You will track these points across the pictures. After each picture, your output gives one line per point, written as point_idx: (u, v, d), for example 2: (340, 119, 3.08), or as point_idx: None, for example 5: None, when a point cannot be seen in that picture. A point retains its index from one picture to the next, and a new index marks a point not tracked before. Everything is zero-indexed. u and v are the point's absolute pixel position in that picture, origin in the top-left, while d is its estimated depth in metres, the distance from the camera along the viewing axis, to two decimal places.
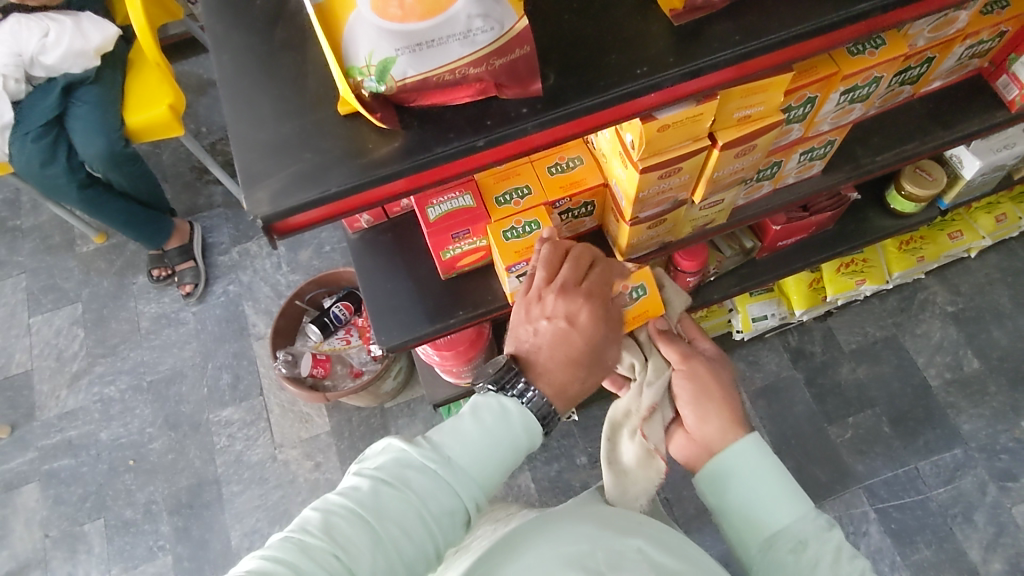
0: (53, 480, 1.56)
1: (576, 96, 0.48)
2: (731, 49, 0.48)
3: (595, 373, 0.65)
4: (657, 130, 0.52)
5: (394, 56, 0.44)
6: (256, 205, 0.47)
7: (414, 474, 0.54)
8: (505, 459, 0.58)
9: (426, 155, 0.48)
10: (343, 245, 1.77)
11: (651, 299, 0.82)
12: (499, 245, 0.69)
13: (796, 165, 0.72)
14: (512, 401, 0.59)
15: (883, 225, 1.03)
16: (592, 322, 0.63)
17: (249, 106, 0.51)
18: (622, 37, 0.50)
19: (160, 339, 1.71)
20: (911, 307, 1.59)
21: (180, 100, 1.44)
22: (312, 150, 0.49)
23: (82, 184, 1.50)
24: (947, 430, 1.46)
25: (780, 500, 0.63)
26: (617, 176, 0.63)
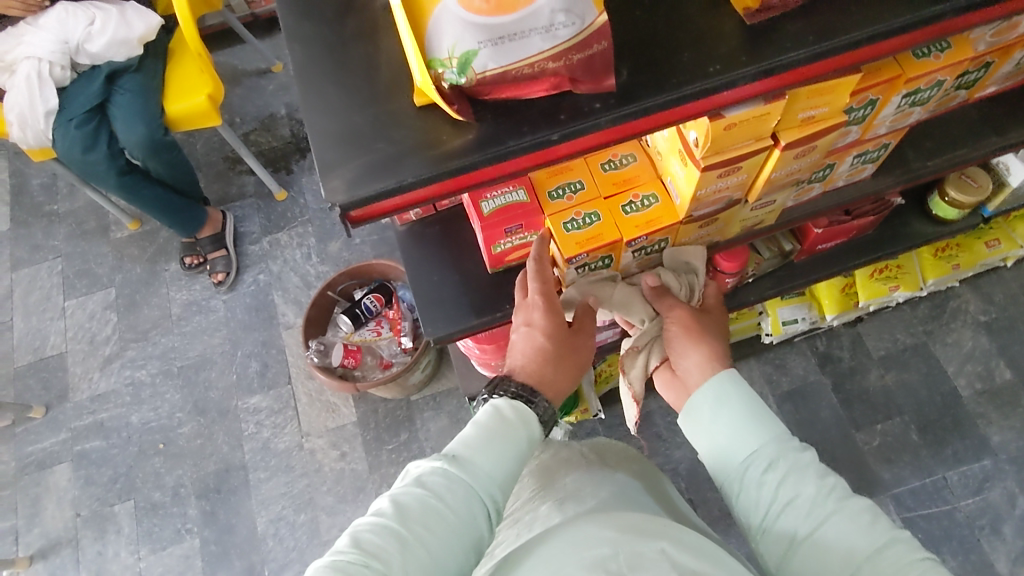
0: (85, 461, 1.60)
1: (649, 93, 0.48)
2: (808, 48, 0.48)
3: (573, 363, 0.70)
4: (723, 128, 0.52)
5: (477, 49, 0.45)
6: (332, 193, 0.48)
7: (430, 477, 0.55)
8: (517, 451, 0.60)
9: (499, 148, 0.48)
10: (372, 237, 1.79)
11: (667, 209, 0.67)
12: (560, 236, 0.67)
13: (848, 168, 0.71)
14: (504, 398, 0.63)
15: (924, 231, 1.02)
16: (545, 317, 0.70)
17: (320, 94, 0.51)
18: (695, 35, 0.50)
19: (190, 325, 1.73)
20: (942, 315, 1.57)
21: (218, 90, 1.46)
22: (384, 140, 0.50)
23: (121, 171, 1.52)
24: (976, 440, 1.45)
25: (753, 425, 0.62)
26: (673, 174, 0.63)
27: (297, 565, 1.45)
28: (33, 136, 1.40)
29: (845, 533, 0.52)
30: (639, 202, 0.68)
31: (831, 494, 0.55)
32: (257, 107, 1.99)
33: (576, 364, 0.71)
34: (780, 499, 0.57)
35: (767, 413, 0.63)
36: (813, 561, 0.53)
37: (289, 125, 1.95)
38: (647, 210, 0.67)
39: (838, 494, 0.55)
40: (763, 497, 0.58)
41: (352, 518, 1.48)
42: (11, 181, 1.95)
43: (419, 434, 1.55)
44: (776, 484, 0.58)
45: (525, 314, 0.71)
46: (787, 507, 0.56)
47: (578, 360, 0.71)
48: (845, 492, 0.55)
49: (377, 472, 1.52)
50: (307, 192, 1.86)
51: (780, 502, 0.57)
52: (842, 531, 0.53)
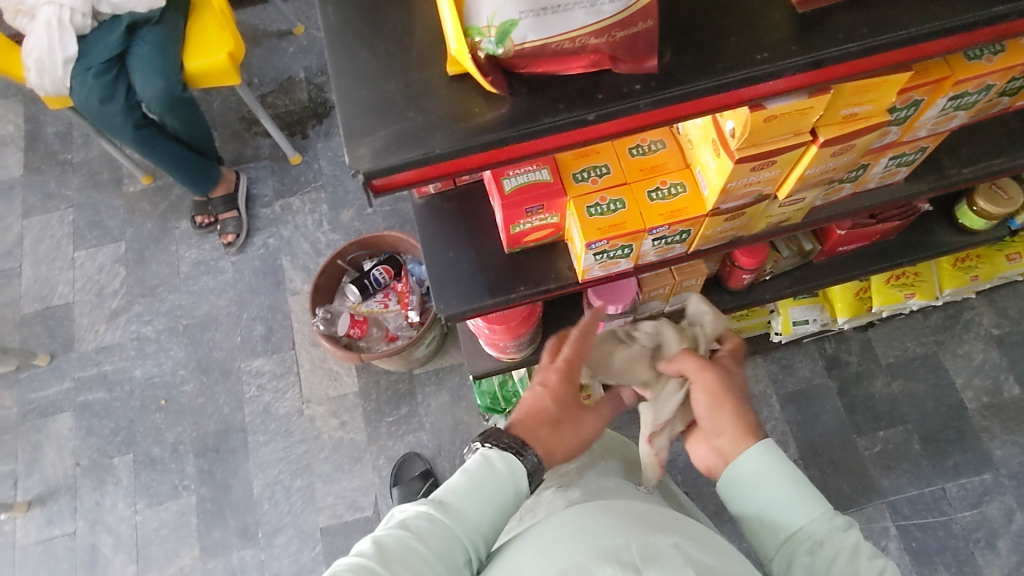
0: (86, 411, 1.60)
1: (691, 78, 0.46)
2: (862, 41, 0.46)
3: (570, 434, 0.71)
4: (763, 119, 0.50)
5: (517, 19, 0.43)
6: (357, 160, 0.47)
7: (414, 520, 0.58)
8: (502, 502, 0.63)
9: (532, 125, 0.47)
10: (384, 208, 1.78)
11: (694, 199, 0.65)
12: (581, 220, 0.64)
13: (881, 170, 0.69)
14: (495, 450, 0.65)
15: (948, 241, 1.00)
16: (561, 385, 0.73)
17: (351, 59, 0.50)
18: (743, 19, 0.48)
19: (197, 285, 1.73)
20: (954, 325, 1.56)
21: (238, 48, 1.46)
22: (415, 109, 0.48)
23: (137, 124, 1.50)
24: (978, 454, 1.44)
25: (801, 499, 0.65)
26: (703, 164, 0.61)
27: (291, 530, 1.47)
28: (49, 83, 1.37)
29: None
30: (666, 189, 0.65)
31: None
32: (276, 69, 1.97)
33: (574, 435, 0.72)
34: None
35: (809, 490, 0.65)
36: None
37: (306, 90, 1.93)
38: (674, 197, 0.65)
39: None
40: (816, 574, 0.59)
41: (348, 487, 1.49)
42: (26, 126, 1.93)
43: (420, 409, 1.55)
44: (829, 561, 0.59)
45: (545, 372, 0.74)
46: None
47: (578, 430, 0.72)
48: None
49: (375, 444, 1.53)
50: (322, 158, 1.85)
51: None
52: None
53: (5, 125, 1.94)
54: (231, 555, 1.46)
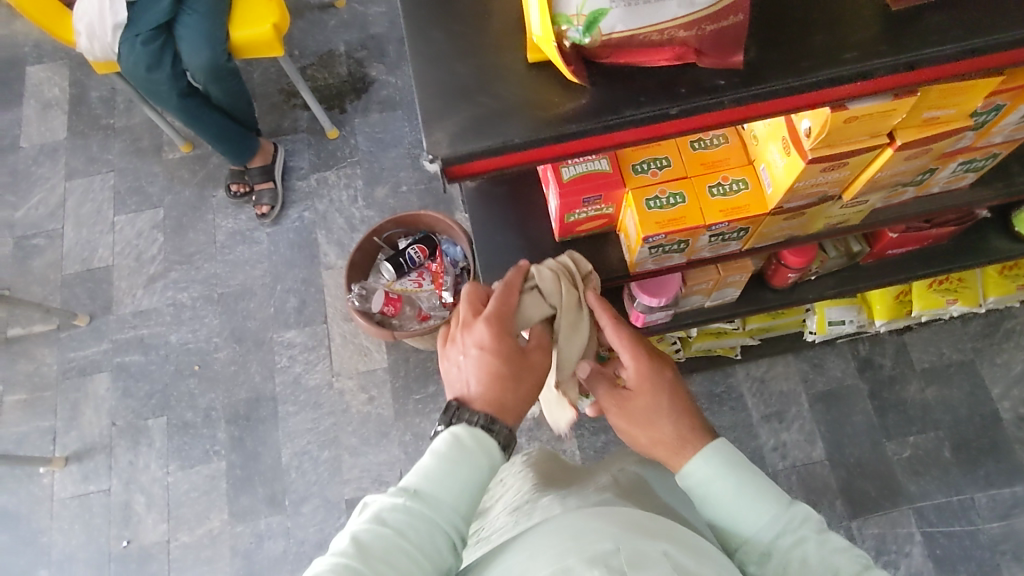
0: (123, 373, 1.65)
1: (777, 76, 0.45)
2: (957, 43, 0.44)
3: (529, 385, 0.70)
4: (843, 120, 0.49)
5: (607, 8, 0.42)
6: (434, 145, 0.46)
7: (389, 514, 0.56)
8: (479, 481, 0.61)
9: (614, 118, 0.45)
10: (420, 187, 1.79)
11: (757, 196, 0.64)
12: (640, 213, 0.63)
13: (949, 175, 0.67)
14: (462, 425, 0.63)
15: (1003, 248, 0.97)
16: (496, 342, 0.69)
17: (427, 43, 0.49)
18: (832, 15, 0.46)
19: (233, 254, 1.75)
20: (994, 333, 1.53)
21: (283, 20, 1.46)
22: (491, 97, 0.47)
23: (182, 93, 1.51)
24: (1010, 465, 1.42)
25: (749, 506, 0.64)
26: (770, 161, 0.60)
27: (317, 499, 1.50)
28: (99, 49, 1.39)
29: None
30: (728, 185, 0.64)
31: None
32: (317, 42, 1.97)
33: (530, 384, 0.70)
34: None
35: (759, 493, 0.64)
36: None
37: (346, 64, 1.93)
38: (737, 194, 0.64)
39: None
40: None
41: (374, 461, 1.52)
42: (71, 90, 1.96)
43: (447, 388, 1.56)
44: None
45: (476, 334, 0.70)
46: None
47: (531, 378, 0.71)
48: None
49: (402, 420, 1.55)
50: (359, 134, 1.85)
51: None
52: None
53: (51, 88, 1.97)
54: (258, 520, 1.49)
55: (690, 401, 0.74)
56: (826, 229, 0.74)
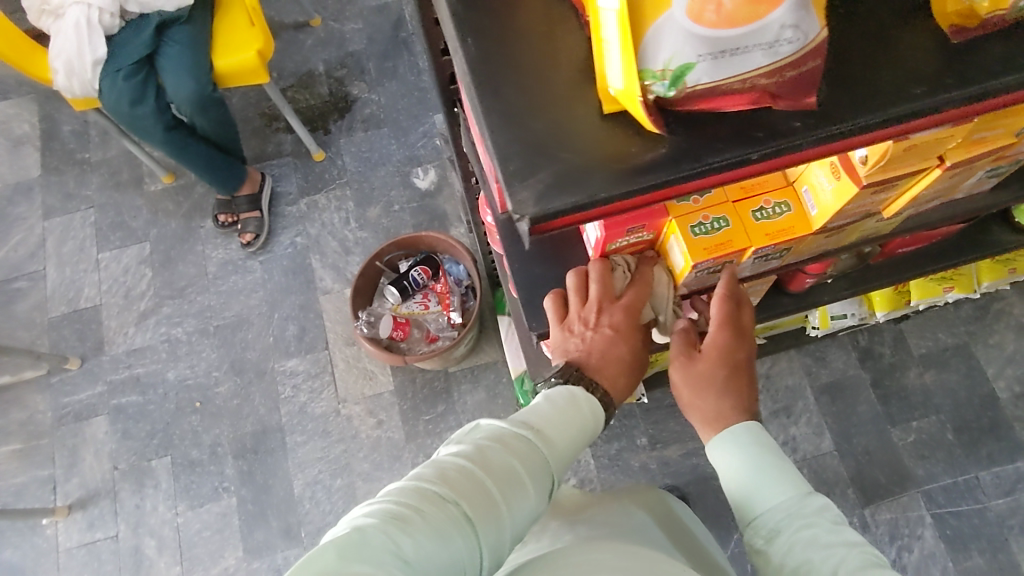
0: (121, 415, 1.60)
1: (853, 114, 0.44)
2: (1020, 73, 0.45)
3: (638, 372, 0.72)
4: (904, 148, 0.51)
5: (695, 63, 0.40)
6: (520, 205, 0.42)
7: (510, 438, 0.56)
8: (579, 436, 0.62)
9: (694, 165, 0.43)
10: (412, 205, 1.77)
11: (800, 217, 0.65)
12: (687, 240, 0.64)
13: (978, 183, 0.68)
14: (582, 390, 0.65)
15: (1008, 239, 1.00)
16: (628, 330, 0.72)
17: (495, 94, 0.45)
18: (894, 50, 0.46)
19: (226, 285, 1.71)
20: (986, 316, 1.57)
21: (268, 46, 1.42)
22: (570, 149, 0.44)
23: (168, 126, 1.47)
24: (1011, 443, 1.47)
25: (769, 484, 0.64)
26: (816, 184, 0.61)
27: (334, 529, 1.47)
28: (78, 85, 1.33)
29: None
30: (771, 208, 0.65)
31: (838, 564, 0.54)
32: (295, 63, 1.94)
33: (640, 369, 0.73)
34: (786, 565, 0.58)
35: (787, 473, 0.64)
36: None
37: (327, 84, 1.90)
38: (780, 216, 0.65)
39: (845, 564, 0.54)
40: (773, 562, 0.59)
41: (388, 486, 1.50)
42: (41, 126, 1.90)
43: (456, 407, 1.55)
44: (784, 551, 0.59)
45: (608, 317, 0.71)
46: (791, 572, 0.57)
47: (643, 364, 0.73)
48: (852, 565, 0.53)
49: (413, 442, 1.53)
50: (346, 154, 1.83)
51: (787, 571, 0.57)
52: None
53: (20, 124, 1.90)
54: (275, 555, 1.46)
55: (749, 381, 0.72)
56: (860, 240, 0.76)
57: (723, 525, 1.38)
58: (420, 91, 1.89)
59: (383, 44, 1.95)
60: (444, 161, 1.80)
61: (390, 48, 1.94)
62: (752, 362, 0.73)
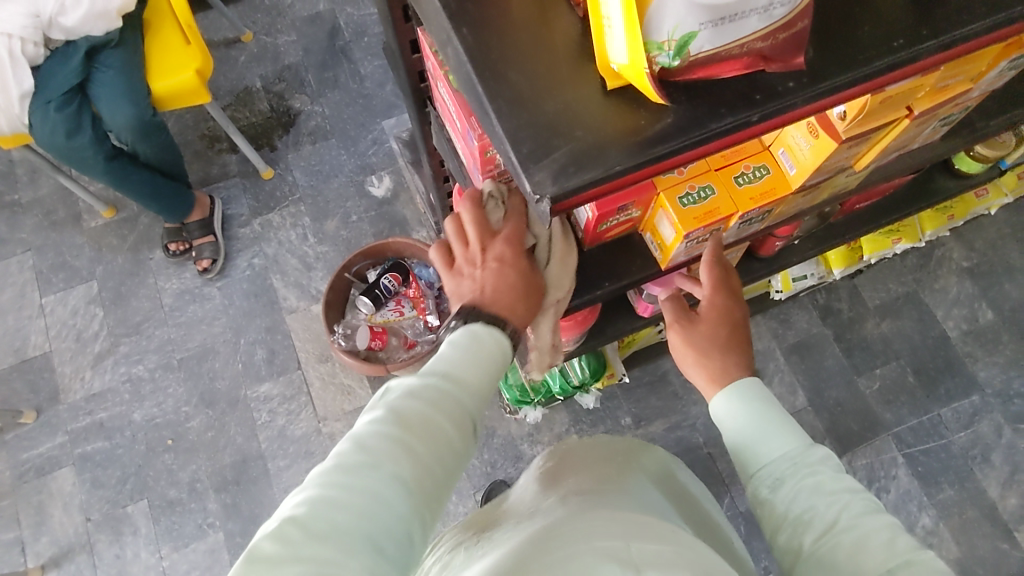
0: (88, 464, 1.52)
1: (840, 70, 0.47)
2: (984, 20, 0.49)
3: (535, 297, 0.67)
4: (879, 100, 0.55)
5: (697, 31, 0.41)
6: (540, 185, 0.44)
7: (420, 390, 0.53)
8: (494, 368, 0.59)
9: (701, 132, 0.46)
10: (370, 213, 1.74)
11: (779, 178, 0.68)
12: (678, 211, 0.66)
13: (934, 131, 0.73)
14: (479, 322, 0.60)
15: (950, 185, 1.07)
16: (515, 256, 0.66)
17: (500, 82, 0.46)
18: (868, 8, 0.49)
19: (185, 316, 1.65)
20: (929, 263, 1.67)
21: (206, 65, 1.37)
22: (581, 127, 0.46)
23: (109, 156, 1.42)
24: (965, 378, 1.56)
25: (770, 436, 0.66)
26: (794, 144, 0.65)
27: None
28: (7, 121, 1.27)
29: (853, 551, 0.54)
30: (751, 172, 0.69)
31: (845, 511, 0.57)
32: (230, 81, 1.88)
33: (537, 295, 0.67)
34: (790, 513, 0.60)
35: (788, 424, 0.66)
36: (819, 568, 0.56)
37: (266, 99, 1.86)
38: (760, 179, 0.68)
39: (852, 511, 0.57)
40: (778, 511, 0.62)
41: None
42: None
43: None
44: (789, 502, 0.61)
45: (491, 249, 0.65)
46: (797, 518, 0.60)
47: (539, 289, 0.68)
48: (859, 511, 0.57)
49: None
50: (296, 169, 1.79)
51: (792, 518, 0.60)
52: (849, 546, 0.55)
53: None
54: None
55: (747, 338, 0.74)
56: (831, 196, 0.80)
57: (714, 491, 1.42)
58: (363, 98, 1.86)
59: (320, 54, 1.91)
60: (397, 166, 1.79)
61: (328, 58, 1.90)
62: (747, 321, 0.75)
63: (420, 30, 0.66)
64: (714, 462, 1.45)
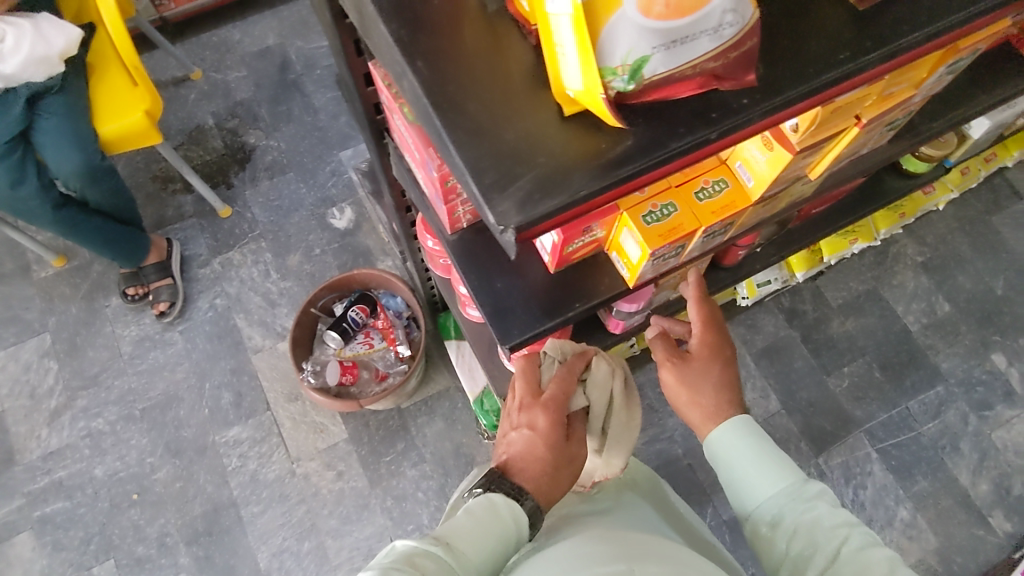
0: (48, 527, 1.45)
1: (791, 84, 0.48)
2: (923, 29, 0.50)
3: (568, 470, 0.67)
4: (829, 111, 0.56)
5: (649, 55, 0.41)
6: (504, 216, 0.44)
7: (424, 559, 0.50)
8: (501, 550, 0.56)
9: (663, 152, 0.46)
10: (333, 245, 1.72)
11: (738, 191, 0.69)
12: (642, 230, 0.67)
13: (882, 135, 0.75)
14: (500, 494, 0.59)
15: (900, 186, 1.10)
16: (551, 426, 0.67)
17: (459, 113, 0.46)
18: (812, 24, 0.50)
19: (145, 363, 1.60)
20: (886, 260, 1.72)
21: (156, 104, 1.33)
22: (543, 154, 0.46)
23: (56, 204, 1.37)
24: (929, 369, 1.60)
25: (764, 472, 0.67)
26: (750, 156, 0.66)
27: None
28: None
29: None
30: (711, 187, 0.69)
31: (846, 543, 0.58)
32: (181, 120, 1.85)
33: (570, 470, 0.67)
34: (791, 548, 0.61)
35: (780, 459, 0.67)
36: None
37: (220, 137, 1.83)
38: (720, 194, 0.69)
39: (852, 543, 0.58)
40: (778, 547, 0.62)
41: (361, 537, 1.43)
42: None
43: (416, 442, 1.51)
44: (789, 535, 0.62)
45: (530, 412, 0.69)
46: (797, 553, 0.60)
47: (574, 460, 0.68)
48: (859, 542, 0.57)
49: (379, 487, 1.47)
50: (254, 206, 1.75)
51: (793, 553, 0.60)
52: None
53: None
54: None
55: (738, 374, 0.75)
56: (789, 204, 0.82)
57: (697, 502, 1.42)
58: (319, 130, 1.84)
59: (272, 88, 1.89)
60: (358, 197, 1.77)
61: (281, 92, 1.89)
62: (736, 359, 0.76)
63: (373, 64, 0.65)
64: (695, 472, 1.45)
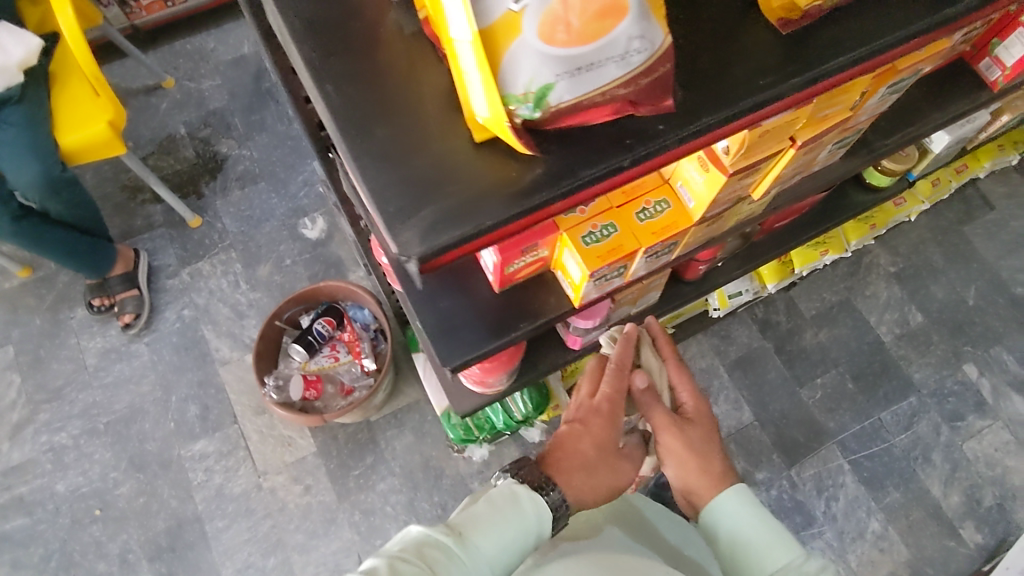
0: (7, 544, 1.42)
1: (708, 112, 0.47)
2: (848, 55, 0.50)
3: (606, 477, 0.69)
4: (758, 135, 0.55)
5: (553, 83, 0.41)
6: (406, 246, 0.42)
7: (432, 550, 0.52)
8: (517, 541, 0.57)
9: (572, 181, 0.45)
10: (304, 256, 1.70)
11: (680, 212, 0.69)
12: (580, 251, 0.66)
13: (828, 154, 0.74)
14: (525, 488, 0.60)
15: (862, 200, 1.10)
16: (604, 431, 0.70)
17: (368, 139, 0.45)
18: (733, 49, 0.50)
19: (110, 376, 1.57)
20: (859, 271, 1.72)
21: (119, 115, 1.32)
22: (452, 182, 0.45)
23: (16, 216, 1.35)
24: (902, 380, 1.60)
25: (769, 544, 0.66)
26: (688, 177, 0.65)
27: None
28: None
29: None
30: (652, 208, 0.69)
31: None
32: (151, 129, 1.83)
33: (610, 479, 0.69)
34: None
35: (784, 533, 0.67)
36: None
37: (191, 146, 1.81)
38: (661, 214, 0.68)
39: None
40: None
41: (327, 553, 1.41)
42: None
43: (385, 455, 1.49)
44: None
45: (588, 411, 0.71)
46: None
47: (615, 468, 0.70)
48: None
49: (346, 501, 1.45)
50: (225, 216, 1.73)
51: None
52: None
53: None
54: None
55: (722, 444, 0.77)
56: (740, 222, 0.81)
57: None
58: (292, 140, 1.83)
59: (245, 97, 1.87)
60: (330, 207, 1.75)
61: (254, 100, 1.87)
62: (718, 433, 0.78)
63: None
64: None
